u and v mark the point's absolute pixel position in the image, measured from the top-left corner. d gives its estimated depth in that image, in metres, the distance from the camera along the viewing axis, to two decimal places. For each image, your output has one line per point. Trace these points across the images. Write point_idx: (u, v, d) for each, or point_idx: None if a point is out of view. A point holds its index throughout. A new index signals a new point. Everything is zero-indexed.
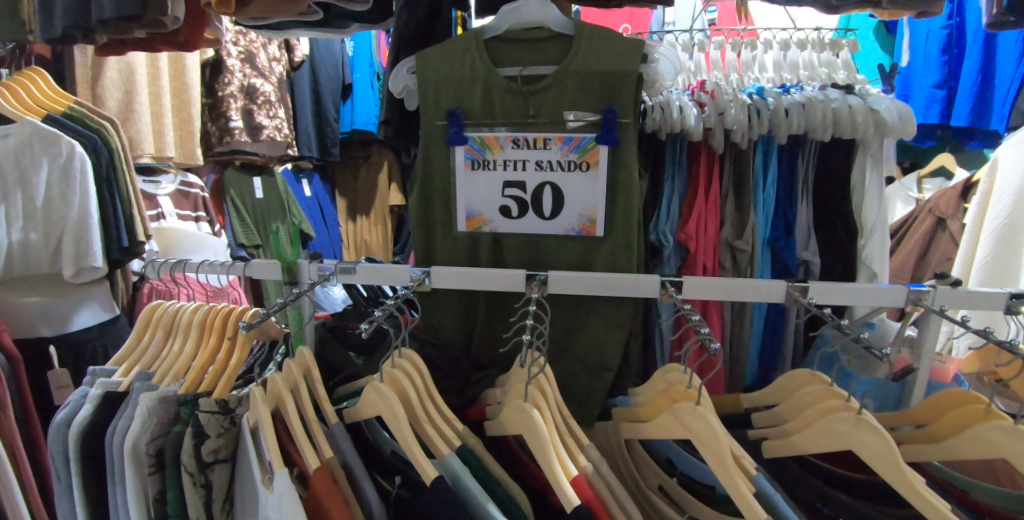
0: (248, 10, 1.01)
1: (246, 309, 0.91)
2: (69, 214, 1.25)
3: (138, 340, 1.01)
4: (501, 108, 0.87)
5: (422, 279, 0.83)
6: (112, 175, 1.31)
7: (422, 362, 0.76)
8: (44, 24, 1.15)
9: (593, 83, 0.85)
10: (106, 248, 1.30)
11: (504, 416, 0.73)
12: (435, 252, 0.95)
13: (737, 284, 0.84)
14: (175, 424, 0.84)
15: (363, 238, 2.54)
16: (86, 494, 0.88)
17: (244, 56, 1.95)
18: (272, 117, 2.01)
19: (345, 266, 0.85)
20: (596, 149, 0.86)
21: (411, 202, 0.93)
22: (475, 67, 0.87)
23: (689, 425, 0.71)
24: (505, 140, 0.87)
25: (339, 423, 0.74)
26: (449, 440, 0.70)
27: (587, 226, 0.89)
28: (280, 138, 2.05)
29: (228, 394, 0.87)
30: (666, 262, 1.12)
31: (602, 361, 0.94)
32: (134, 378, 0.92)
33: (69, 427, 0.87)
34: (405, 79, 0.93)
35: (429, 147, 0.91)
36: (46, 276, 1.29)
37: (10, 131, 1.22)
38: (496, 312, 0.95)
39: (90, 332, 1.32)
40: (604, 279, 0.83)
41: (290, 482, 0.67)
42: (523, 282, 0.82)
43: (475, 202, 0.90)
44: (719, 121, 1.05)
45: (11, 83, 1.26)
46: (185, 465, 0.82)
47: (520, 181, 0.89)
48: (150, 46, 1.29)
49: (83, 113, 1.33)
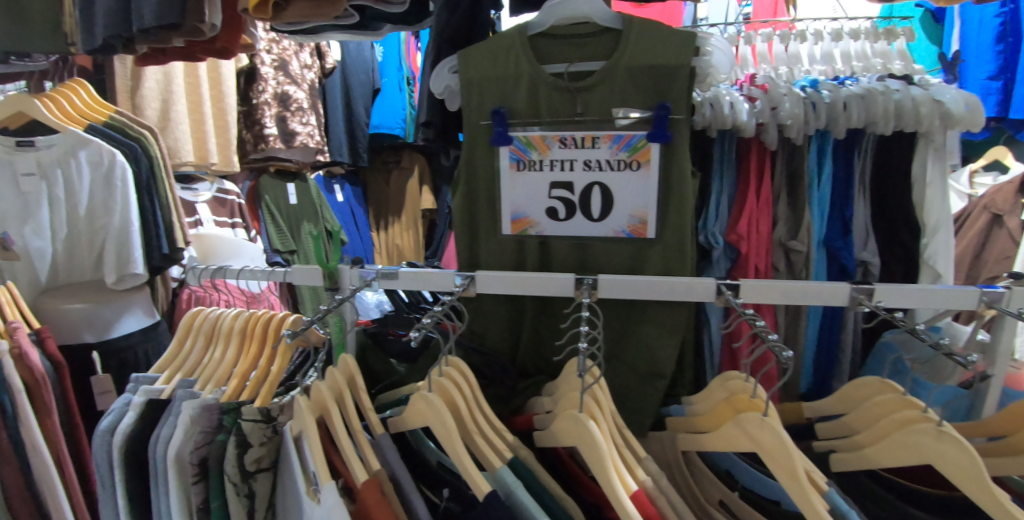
0: (285, 14, 0.99)
1: (288, 316, 0.89)
2: (111, 222, 1.27)
3: (180, 347, 1.00)
4: (547, 107, 0.84)
5: (467, 284, 0.80)
6: (152, 183, 1.32)
7: (470, 370, 0.73)
8: (86, 35, 1.17)
9: (642, 79, 0.82)
10: (147, 254, 1.31)
11: (556, 427, 0.70)
12: (479, 256, 0.92)
13: (798, 287, 0.79)
14: (217, 433, 0.83)
15: (395, 244, 2.53)
16: (130, 503, 0.87)
17: (277, 64, 1.97)
18: (306, 123, 2.02)
19: (387, 272, 0.82)
20: (648, 148, 0.82)
21: (455, 204, 0.90)
22: (520, 64, 0.85)
23: (755, 436, 0.67)
24: (552, 139, 0.84)
25: (385, 433, 0.71)
26: (501, 452, 0.67)
27: (638, 227, 0.84)
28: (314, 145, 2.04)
29: (270, 402, 0.86)
30: (715, 264, 1.07)
31: (656, 368, 0.89)
32: (176, 386, 0.91)
33: (112, 435, 0.87)
34: (447, 79, 0.90)
35: (474, 148, 0.88)
36: (90, 282, 1.34)
37: (54, 140, 1.22)
38: (544, 318, 0.91)
39: (131, 338, 1.33)
40: (658, 282, 0.80)
41: (338, 496, 0.64)
42: (572, 286, 0.78)
43: (522, 204, 0.87)
44: (772, 116, 1.00)
45: (56, 95, 1.28)
46: (229, 475, 0.80)
47: (568, 181, 0.85)
48: (189, 55, 1.32)
49: (123, 122, 1.35)
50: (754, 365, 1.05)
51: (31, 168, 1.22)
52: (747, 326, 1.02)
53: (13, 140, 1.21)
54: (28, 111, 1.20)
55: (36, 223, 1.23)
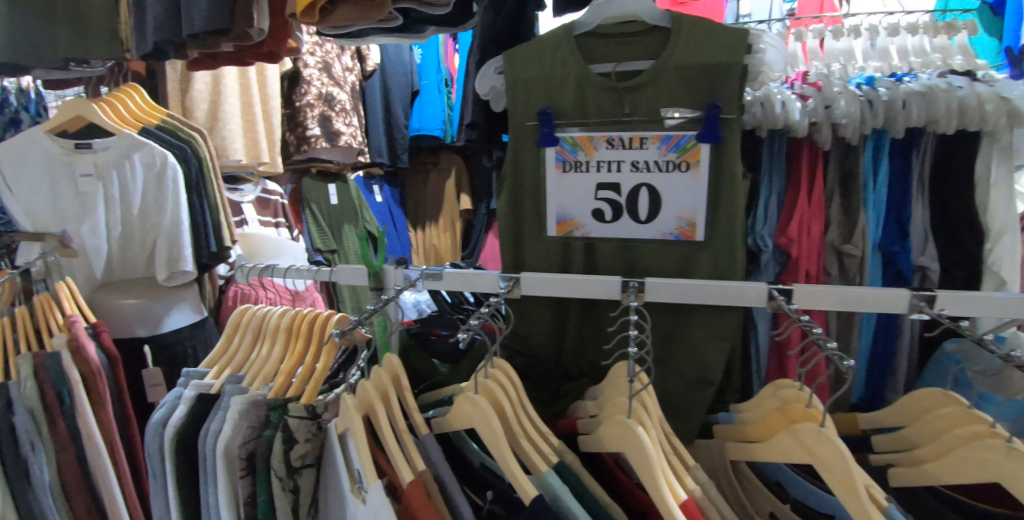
0: (332, 18, 1.01)
1: (333, 316, 0.90)
2: (162, 221, 1.31)
3: (228, 343, 1.03)
4: (595, 107, 0.83)
5: (512, 286, 0.79)
6: (201, 184, 1.36)
7: (515, 373, 0.73)
8: (139, 40, 1.21)
9: (692, 79, 0.80)
10: (196, 253, 1.35)
11: (603, 432, 0.69)
12: (524, 257, 0.92)
13: (856, 293, 0.75)
14: (265, 428, 0.84)
15: (432, 244, 2.56)
16: (180, 495, 0.90)
17: (321, 66, 1.99)
18: (349, 124, 2.06)
19: (431, 272, 0.82)
20: (697, 148, 0.80)
21: (500, 204, 0.90)
22: (566, 64, 0.84)
23: (811, 448, 0.65)
24: (600, 140, 0.83)
25: (430, 434, 0.70)
26: (547, 457, 0.66)
27: (686, 230, 0.83)
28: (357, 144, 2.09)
29: (315, 399, 0.86)
30: (763, 269, 1.04)
31: (703, 373, 0.87)
32: (225, 381, 0.93)
33: (164, 427, 0.90)
34: (492, 80, 0.90)
35: (519, 148, 0.88)
36: (142, 279, 1.39)
37: (110, 143, 1.27)
38: (588, 322, 0.90)
39: (181, 333, 1.38)
40: (706, 287, 0.78)
41: (385, 496, 0.64)
42: (618, 290, 0.77)
43: (568, 205, 0.86)
44: (826, 115, 0.98)
45: (111, 100, 1.33)
46: (275, 470, 0.82)
47: (614, 182, 0.84)
48: (238, 59, 1.36)
49: (174, 125, 1.40)
50: (807, 375, 1.02)
51: (89, 170, 1.27)
52: (796, 332, 1.00)
53: (72, 142, 1.27)
54: (86, 115, 1.25)
55: (93, 223, 1.29)
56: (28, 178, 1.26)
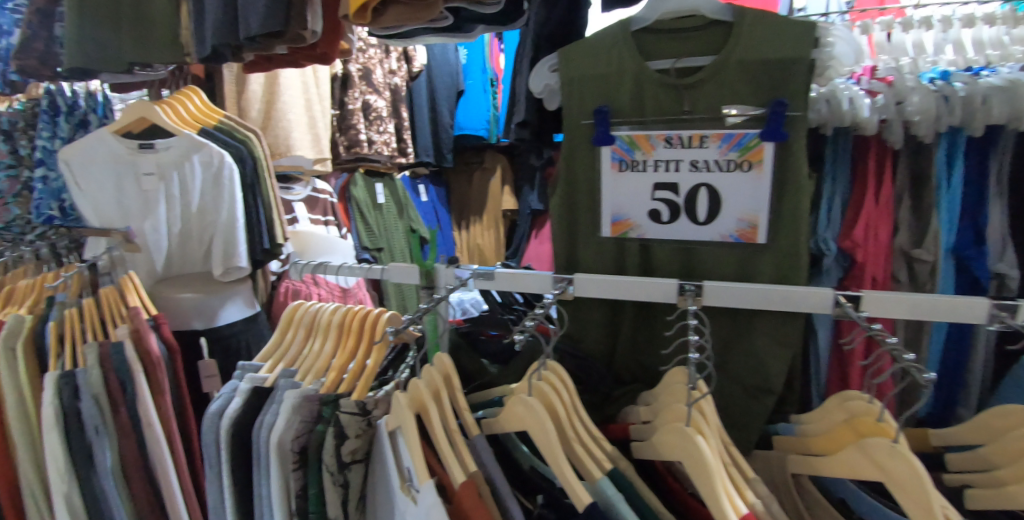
0: (383, 19, 1.02)
1: (385, 314, 0.90)
2: (219, 218, 1.35)
3: (280, 339, 1.03)
4: (653, 104, 0.81)
5: (565, 287, 0.79)
6: (256, 182, 1.40)
7: (568, 376, 0.71)
8: (199, 44, 1.26)
9: (756, 73, 0.77)
10: (250, 249, 1.40)
11: (658, 439, 0.67)
12: (577, 258, 0.90)
13: (931, 301, 0.70)
14: (317, 423, 0.85)
15: (476, 243, 2.57)
16: (234, 485, 0.92)
17: (361, 73, 2.07)
18: (381, 132, 2.11)
19: (484, 272, 0.82)
20: (761, 147, 0.77)
21: (553, 204, 0.89)
22: (623, 61, 0.82)
23: (882, 464, 0.61)
24: (658, 139, 0.81)
25: (481, 435, 0.68)
26: (601, 462, 0.64)
27: (747, 232, 0.80)
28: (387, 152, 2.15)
29: (366, 395, 0.86)
30: (826, 272, 1.01)
31: (764, 382, 0.84)
32: (278, 375, 0.95)
33: (220, 418, 0.92)
34: (547, 78, 0.89)
35: (574, 148, 0.87)
36: (199, 273, 1.44)
37: (172, 143, 1.32)
38: (642, 325, 0.88)
39: (235, 326, 1.44)
40: (768, 292, 0.74)
41: (437, 496, 0.63)
42: (675, 293, 0.75)
43: (624, 205, 0.84)
44: (898, 112, 0.93)
45: (173, 101, 1.39)
46: (326, 464, 0.83)
47: (672, 182, 0.81)
48: (293, 61, 1.39)
49: (231, 125, 1.44)
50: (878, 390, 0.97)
51: (152, 168, 1.32)
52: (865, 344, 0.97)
53: (136, 142, 1.32)
54: (149, 117, 1.30)
55: (155, 219, 1.34)
56: (96, 176, 1.32)
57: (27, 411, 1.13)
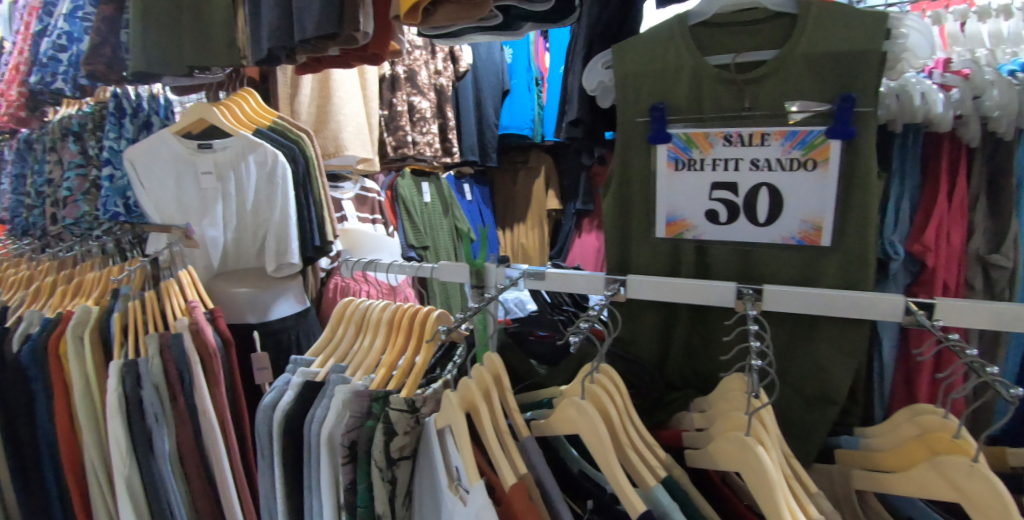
0: (433, 18, 1.02)
1: (435, 312, 0.90)
2: (273, 216, 1.39)
3: (331, 334, 1.04)
4: (711, 101, 0.79)
5: (618, 288, 0.77)
6: (307, 181, 1.43)
7: (620, 379, 0.69)
8: (255, 47, 1.29)
9: (822, 68, 0.74)
10: (302, 246, 1.44)
11: (715, 449, 0.65)
12: (630, 259, 0.88)
13: (1016, 311, 0.63)
14: (367, 419, 0.83)
15: (520, 243, 2.57)
16: (285, 479, 0.93)
17: (407, 75, 2.11)
18: (425, 133, 2.14)
19: (535, 272, 0.81)
20: (827, 144, 0.73)
21: (605, 204, 0.87)
22: (681, 56, 0.80)
23: (960, 485, 0.57)
24: (716, 136, 0.78)
25: (531, 437, 0.67)
26: (654, 469, 0.62)
27: (811, 234, 0.76)
28: (431, 153, 2.16)
29: (415, 393, 0.85)
30: (893, 278, 0.96)
31: (826, 392, 0.80)
32: (329, 370, 0.95)
33: (273, 410, 0.95)
34: (600, 74, 0.87)
35: (627, 147, 0.85)
36: (253, 269, 1.49)
37: (229, 143, 1.36)
38: (696, 330, 0.85)
39: (287, 321, 1.51)
40: (833, 297, 0.71)
41: (487, 497, 0.62)
42: (733, 296, 0.73)
43: (679, 205, 0.82)
44: (975, 107, 0.88)
45: (229, 103, 1.43)
46: (376, 460, 0.81)
47: (731, 181, 0.79)
48: (343, 62, 1.42)
49: (284, 126, 1.49)
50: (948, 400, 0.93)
51: (210, 168, 1.37)
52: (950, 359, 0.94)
53: (195, 143, 1.38)
54: (208, 118, 1.36)
55: (213, 216, 1.40)
56: (158, 175, 1.37)
57: (93, 396, 1.20)
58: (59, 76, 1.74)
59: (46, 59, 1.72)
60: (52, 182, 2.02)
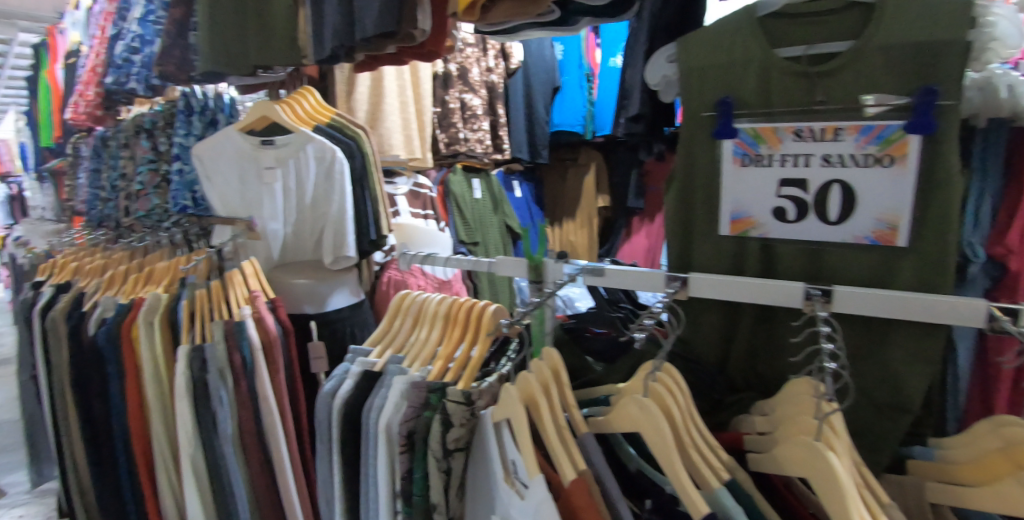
0: (491, 15, 1.03)
1: (491, 307, 0.90)
2: (331, 210, 1.44)
3: (388, 325, 1.06)
4: (781, 94, 0.77)
5: (680, 288, 0.75)
6: (364, 177, 1.47)
7: (683, 378, 0.67)
8: (317, 46, 1.33)
9: (902, 59, 0.70)
10: (358, 240, 1.49)
11: (781, 453, 0.63)
12: (691, 257, 0.87)
13: None
14: (424, 410, 0.85)
15: (568, 240, 2.53)
16: (343, 467, 0.96)
17: (459, 73, 2.16)
18: (476, 130, 2.19)
19: (594, 268, 0.81)
20: (905, 140, 0.70)
21: (668, 201, 0.86)
22: (749, 48, 0.77)
23: None
24: (786, 131, 0.76)
25: (590, 433, 0.66)
26: (718, 471, 0.61)
27: (886, 233, 0.73)
28: (481, 149, 2.22)
29: (471, 385, 0.86)
30: (972, 282, 0.91)
31: (898, 399, 0.77)
32: (387, 360, 0.97)
33: (332, 398, 0.96)
34: (664, 68, 0.86)
35: (692, 143, 0.83)
36: (310, 261, 1.55)
37: (290, 139, 1.41)
38: (760, 331, 0.83)
39: (343, 312, 1.57)
40: (908, 301, 0.67)
41: (546, 492, 0.62)
42: (801, 297, 0.70)
43: (745, 202, 0.80)
44: None
45: (290, 101, 1.49)
46: (432, 450, 0.82)
47: (800, 178, 0.77)
48: (399, 59, 1.44)
49: (342, 122, 1.53)
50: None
51: (272, 162, 1.42)
52: None
53: (258, 139, 1.43)
54: (270, 115, 1.41)
55: (273, 208, 1.45)
56: (223, 169, 1.46)
57: (161, 377, 1.27)
58: (133, 77, 1.84)
59: (121, 61, 1.85)
60: (125, 176, 2.14)
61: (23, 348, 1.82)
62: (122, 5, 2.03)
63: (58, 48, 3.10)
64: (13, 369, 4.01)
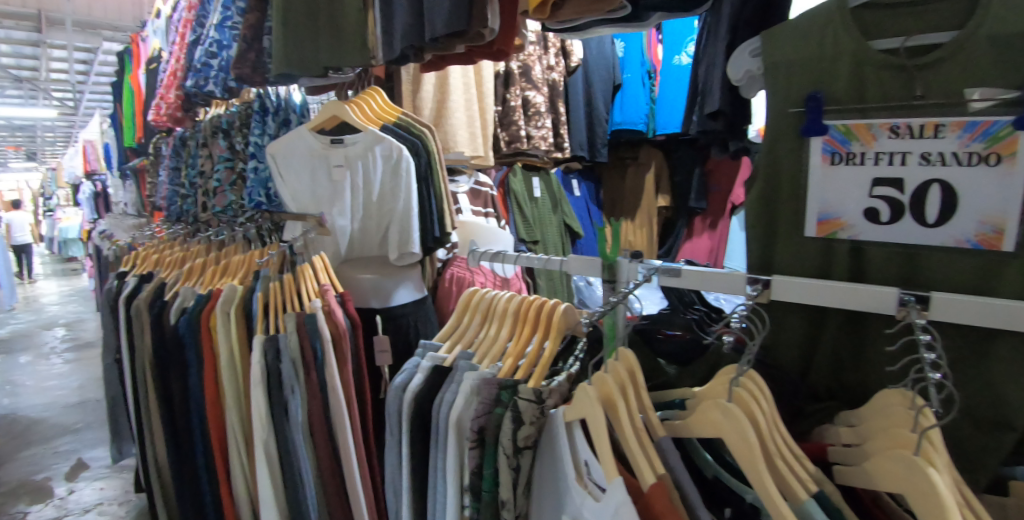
0: (562, 12, 1.02)
1: (562, 306, 0.90)
2: (397, 207, 1.48)
3: (458, 321, 1.07)
4: (875, 89, 0.73)
5: (763, 291, 0.73)
6: (429, 175, 1.51)
7: (766, 385, 0.65)
8: (387, 47, 1.37)
9: (1010, 51, 0.66)
10: (423, 237, 1.52)
11: (871, 466, 0.60)
12: (771, 260, 0.84)
13: None
14: (495, 406, 0.85)
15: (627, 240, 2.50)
16: (412, 459, 0.98)
17: (522, 71, 2.12)
18: (540, 127, 2.15)
19: (670, 269, 0.80)
20: (1014, 137, 0.65)
21: (749, 200, 0.83)
22: (840, 41, 0.74)
23: None
24: (881, 128, 0.73)
25: (667, 437, 0.66)
26: (806, 483, 0.59)
27: (990, 238, 0.68)
28: (545, 147, 2.17)
29: (541, 384, 0.86)
30: None
31: (1000, 416, 0.71)
32: (457, 356, 0.98)
33: (403, 391, 0.98)
34: (747, 63, 0.83)
35: (776, 141, 0.80)
36: (375, 257, 1.61)
37: (358, 138, 1.45)
38: (846, 339, 0.79)
39: (407, 307, 1.61)
40: (1015, 310, 0.63)
41: (625, 495, 0.61)
42: (895, 304, 0.66)
43: (835, 202, 0.77)
44: None
45: (359, 101, 1.53)
46: (503, 447, 0.82)
47: (896, 177, 0.73)
48: (466, 58, 1.46)
49: (408, 122, 1.56)
50: None
51: (341, 161, 1.47)
52: None
53: (328, 138, 1.47)
54: (340, 114, 1.45)
55: (342, 206, 1.49)
56: (295, 167, 1.50)
57: (236, 364, 1.34)
58: (211, 80, 1.94)
59: (200, 65, 1.95)
60: (203, 174, 2.27)
61: (108, 333, 1.96)
62: (200, 12, 2.15)
63: (140, 54, 3.31)
64: (97, 353, 4.33)
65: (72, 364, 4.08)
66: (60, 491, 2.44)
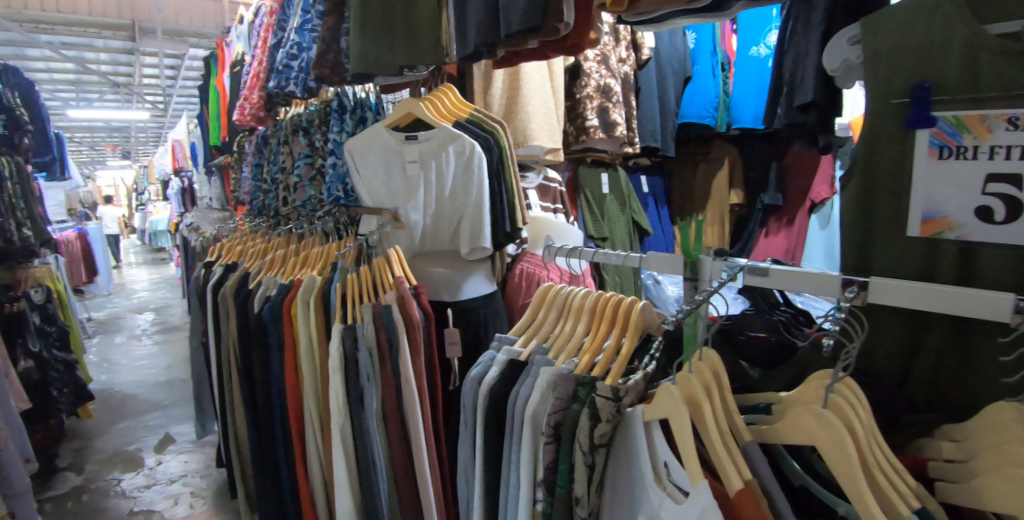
0: (640, 5, 1.01)
1: (640, 303, 0.90)
2: (469, 200, 1.50)
3: (533, 316, 1.08)
4: (992, 77, 0.68)
5: (859, 294, 0.69)
6: (500, 171, 1.52)
7: (863, 392, 0.62)
8: (461, 44, 1.39)
9: None
10: (494, 232, 1.54)
11: (980, 484, 0.57)
12: (866, 259, 0.80)
13: None
14: (572, 402, 0.86)
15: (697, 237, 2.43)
16: (486, 451, 1.00)
17: (599, 59, 2.01)
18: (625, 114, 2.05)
19: (756, 268, 0.77)
20: None
21: (845, 197, 0.81)
22: (951, 27, 0.70)
23: None
24: (998, 119, 0.67)
25: (755, 442, 0.64)
26: (907, 498, 0.56)
27: None
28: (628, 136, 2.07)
29: (618, 381, 0.85)
30: None
31: None
32: (533, 351, 0.99)
33: (479, 384, 1.01)
34: (845, 52, 0.80)
35: (876, 133, 0.77)
36: (446, 251, 1.63)
37: (433, 135, 1.48)
38: (949, 347, 0.74)
39: (476, 301, 1.64)
40: None
41: (711, 498, 0.60)
42: (1011, 310, 0.62)
43: (941, 200, 0.72)
44: None
45: (433, 99, 1.57)
46: (580, 443, 0.82)
47: (1014, 173, 0.67)
48: (540, 54, 1.45)
49: (481, 118, 1.58)
50: None
51: (416, 157, 1.51)
52: None
53: (403, 134, 1.51)
54: (415, 112, 1.49)
55: (416, 201, 1.54)
56: (371, 163, 1.56)
57: (314, 351, 1.41)
58: (293, 81, 2.05)
59: (282, 67, 2.05)
60: (284, 170, 2.40)
61: (197, 319, 2.11)
62: (283, 17, 2.27)
63: (224, 58, 3.53)
64: (183, 336, 4.68)
65: (161, 346, 4.43)
66: (150, 461, 2.67)
